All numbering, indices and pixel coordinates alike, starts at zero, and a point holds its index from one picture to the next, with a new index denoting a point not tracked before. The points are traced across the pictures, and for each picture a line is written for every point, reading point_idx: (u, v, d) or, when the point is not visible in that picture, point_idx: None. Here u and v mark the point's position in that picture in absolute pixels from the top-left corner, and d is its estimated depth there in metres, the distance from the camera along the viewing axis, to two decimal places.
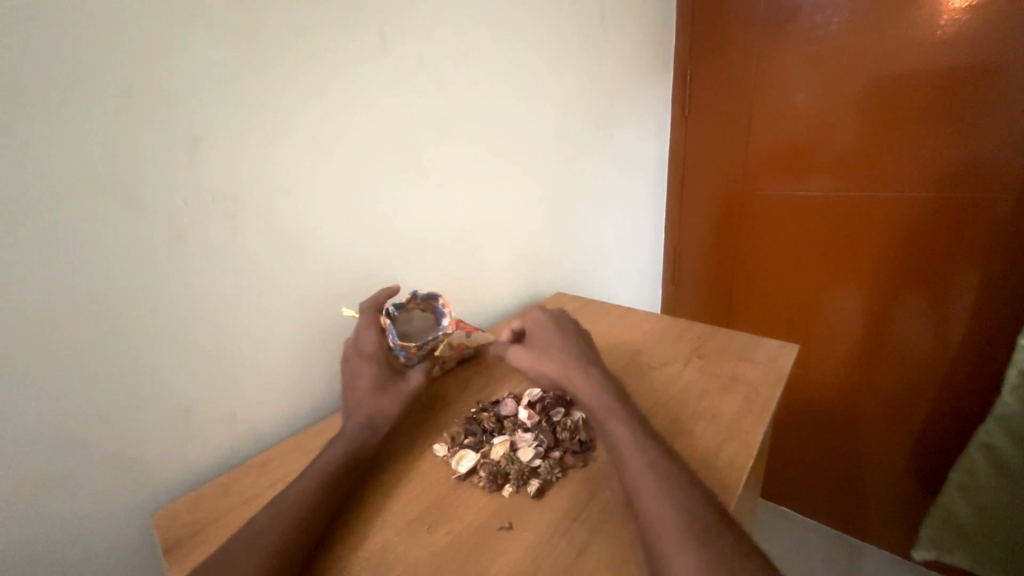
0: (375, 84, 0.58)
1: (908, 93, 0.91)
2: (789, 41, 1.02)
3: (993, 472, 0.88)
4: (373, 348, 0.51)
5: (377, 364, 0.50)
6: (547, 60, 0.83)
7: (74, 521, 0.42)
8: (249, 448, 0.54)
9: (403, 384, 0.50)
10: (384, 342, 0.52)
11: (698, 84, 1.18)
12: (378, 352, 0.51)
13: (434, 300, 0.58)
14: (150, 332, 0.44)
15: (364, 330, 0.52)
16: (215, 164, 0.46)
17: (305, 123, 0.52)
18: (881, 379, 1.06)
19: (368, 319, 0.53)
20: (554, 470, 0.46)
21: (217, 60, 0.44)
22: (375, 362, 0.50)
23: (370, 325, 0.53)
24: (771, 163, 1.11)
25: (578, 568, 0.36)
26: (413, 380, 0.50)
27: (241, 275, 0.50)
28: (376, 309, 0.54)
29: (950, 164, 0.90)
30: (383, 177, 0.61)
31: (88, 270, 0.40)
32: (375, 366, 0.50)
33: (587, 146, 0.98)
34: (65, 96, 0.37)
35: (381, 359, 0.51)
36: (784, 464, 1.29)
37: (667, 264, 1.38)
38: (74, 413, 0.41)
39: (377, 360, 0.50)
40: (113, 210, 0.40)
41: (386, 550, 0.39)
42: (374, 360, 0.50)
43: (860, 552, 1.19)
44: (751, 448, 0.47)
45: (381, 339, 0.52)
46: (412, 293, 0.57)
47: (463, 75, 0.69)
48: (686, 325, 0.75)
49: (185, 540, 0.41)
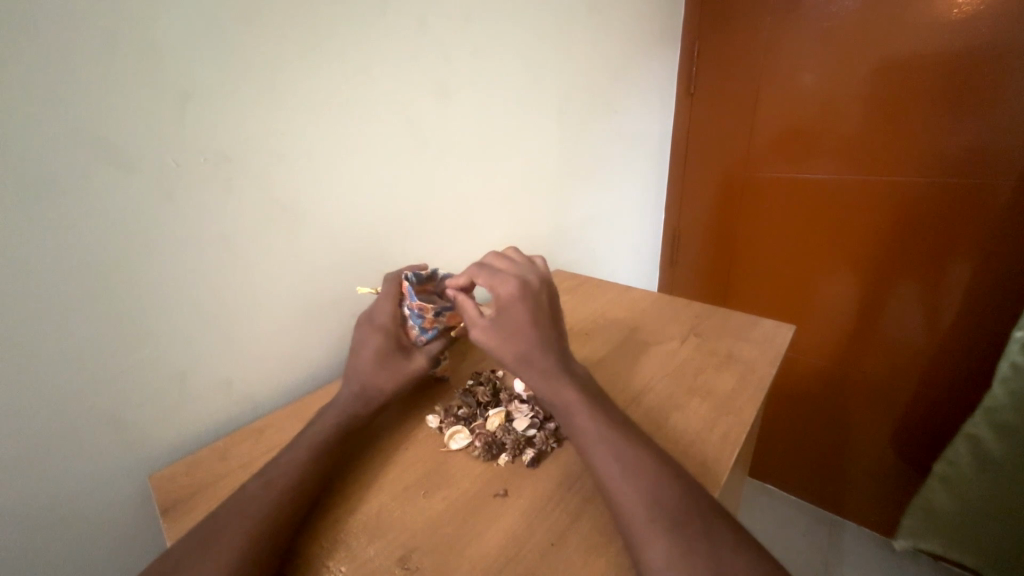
0: (371, 43, 0.55)
1: (920, 75, 0.89)
2: (802, 16, 0.99)
3: (976, 465, 0.90)
4: (385, 320, 0.50)
5: (386, 336, 0.49)
6: (551, 29, 0.81)
7: (68, 485, 0.42)
8: (247, 414, 0.54)
9: (404, 363, 0.48)
10: (398, 315, 0.51)
11: (706, 60, 1.15)
12: (388, 324, 0.50)
13: (453, 287, 0.55)
14: (141, 296, 0.43)
15: (382, 301, 0.51)
16: (206, 123, 0.44)
17: (297, 82, 0.50)
18: (870, 362, 1.08)
19: (388, 291, 0.52)
20: (549, 440, 0.46)
21: (205, 13, 0.42)
22: (384, 334, 0.49)
23: (389, 297, 0.52)
24: (775, 144, 1.09)
25: (571, 534, 0.37)
26: (415, 362, 0.49)
27: (236, 241, 0.49)
28: (397, 283, 0.53)
29: (956, 148, 0.88)
30: (378, 143, 0.59)
31: (77, 231, 0.39)
32: (383, 339, 0.49)
33: (588, 120, 0.96)
34: (46, 46, 0.35)
35: (391, 331, 0.49)
36: (772, 443, 1.32)
37: (667, 245, 1.38)
38: (65, 375, 0.40)
39: (387, 332, 0.49)
40: (101, 168, 0.39)
41: (383, 514, 0.40)
42: (382, 331, 0.49)
43: (839, 527, 1.23)
44: (743, 424, 0.48)
45: (396, 311, 0.51)
46: (432, 272, 0.55)
47: (464, 41, 0.66)
48: (684, 303, 0.75)
49: (184, 501, 0.41)
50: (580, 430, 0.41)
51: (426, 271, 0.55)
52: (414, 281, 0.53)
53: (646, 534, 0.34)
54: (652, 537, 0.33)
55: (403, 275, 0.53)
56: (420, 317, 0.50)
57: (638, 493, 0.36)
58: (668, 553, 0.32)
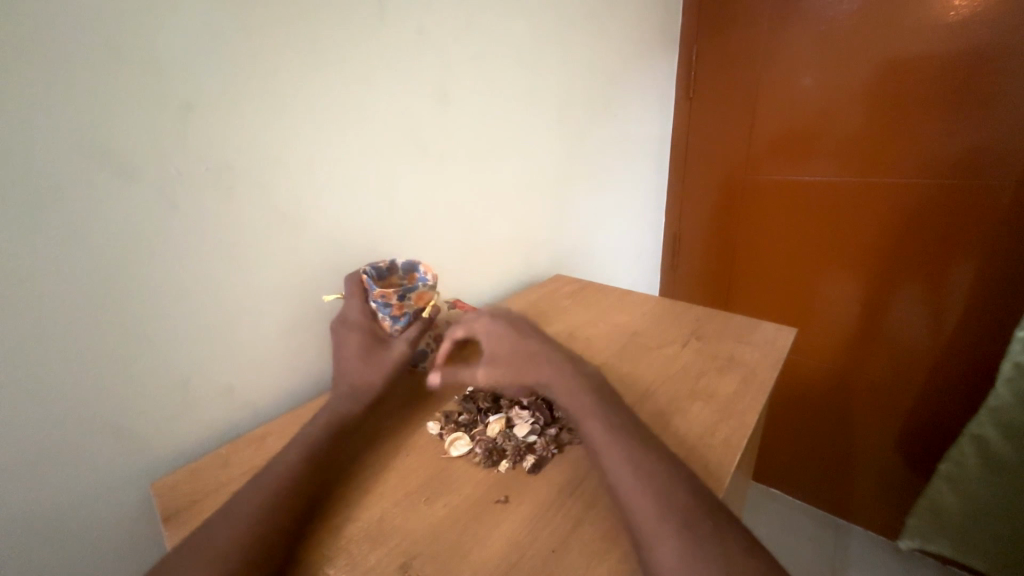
0: (371, 51, 0.56)
1: (917, 78, 0.89)
2: (799, 20, 1.00)
3: (982, 465, 0.89)
4: (356, 316, 0.51)
5: (361, 331, 0.50)
6: (550, 36, 0.81)
7: (70, 493, 0.42)
8: (249, 421, 0.54)
9: (385, 353, 0.49)
10: (367, 310, 0.51)
11: (704, 65, 1.16)
12: (362, 320, 0.50)
13: (415, 270, 0.56)
14: (144, 303, 0.43)
15: (348, 301, 0.51)
16: (208, 132, 0.45)
17: (299, 90, 0.50)
18: (873, 364, 1.08)
19: (352, 288, 0.52)
20: (550, 446, 0.46)
21: (208, 24, 0.43)
22: (360, 330, 0.50)
23: (354, 294, 0.51)
24: (775, 147, 1.09)
25: (572, 540, 0.37)
26: (395, 350, 0.49)
27: (238, 249, 0.49)
28: (358, 279, 0.53)
29: (955, 150, 0.88)
30: (379, 150, 0.60)
31: (81, 239, 0.39)
32: (360, 334, 0.50)
33: (588, 125, 0.97)
34: (50, 58, 0.35)
35: (366, 327, 0.50)
36: (776, 447, 1.31)
37: (667, 249, 1.38)
38: (68, 382, 0.40)
39: (362, 327, 0.50)
40: (104, 177, 0.39)
41: (384, 521, 0.39)
42: (357, 328, 0.50)
43: (844, 531, 1.22)
44: (745, 428, 0.48)
45: (364, 306, 0.51)
46: (392, 262, 0.55)
47: (464, 49, 0.67)
48: (685, 306, 0.75)
49: (185, 509, 0.41)
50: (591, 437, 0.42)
51: (385, 262, 0.56)
52: (373, 274, 0.54)
53: (647, 539, 0.33)
54: (653, 543, 0.33)
55: (360, 270, 0.53)
56: (386, 306, 0.50)
57: (639, 500, 0.36)
58: (669, 558, 0.32)
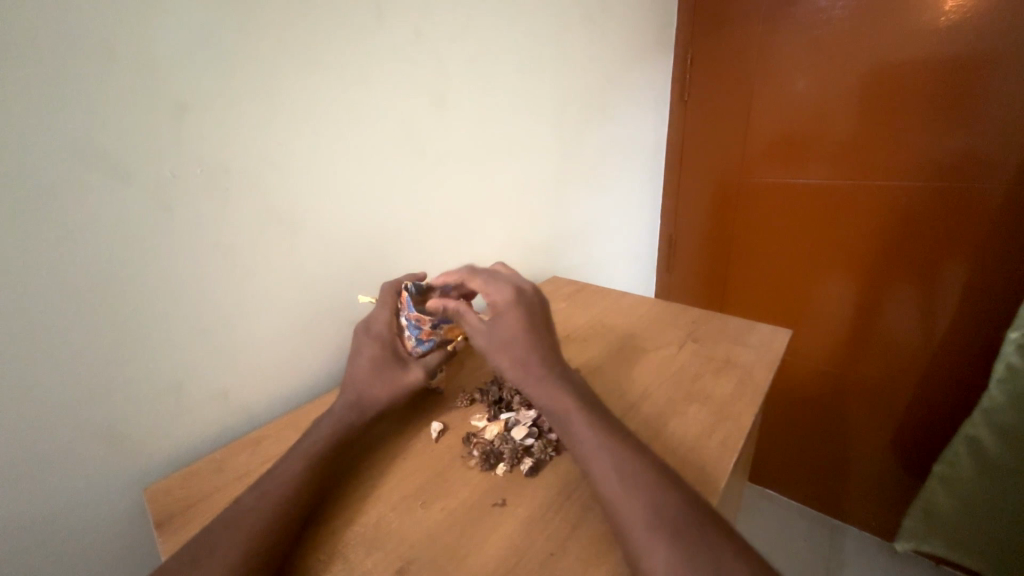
0: (368, 54, 0.56)
1: (909, 81, 0.90)
2: (793, 24, 1.01)
3: (976, 466, 0.90)
4: (382, 329, 0.51)
5: (381, 346, 0.49)
6: (546, 39, 0.82)
7: (61, 500, 0.41)
8: (243, 425, 0.54)
9: (400, 374, 0.48)
10: (394, 324, 0.51)
11: (698, 68, 1.17)
12: (385, 334, 0.50)
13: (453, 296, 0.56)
14: (137, 307, 0.43)
15: (380, 309, 0.52)
16: (203, 135, 0.44)
17: (298, 94, 0.51)
18: (867, 365, 1.08)
19: (386, 299, 0.53)
20: (547, 449, 0.46)
21: (203, 26, 0.43)
22: (380, 344, 0.49)
23: (386, 306, 0.52)
24: (770, 150, 1.10)
25: (571, 544, 0.37)
26: (411, 374, 0.49)
27: (232, 252, 0.49)
28: (395, 291, 0.54)
29: (946, 152, 0.89)
30: (375, 152, 0.59)
31: (74, 243, 0.38)
32: (379, 349, 0.49)
33: (584, 128, 0.97)
34: (44, 61, 0.35)
35: (389, 341, 0.50)
36: (771, 449, 1.31)
37: (663, 252, 1.38)
38: (59, 387, 0.40)
39: (383, 342, 0.50)
40: (98, 180, 0.39)
41: (381, 525, 0.39)
42: (379, 341, 0.50)
43: (840, 531, 1.22)
44: (742, 429, 0.48)
45: (393, 320, 0.51)
46: (432, 284, 0.55)
47: (461, 51, 0.67)
48: (681, 308, 0.75)
49: (179, 515, 0.41)
50: (579, 439, 0.41)
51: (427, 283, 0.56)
52: (413, 292, 0.54)
53: (641, 546, 0.33)
54: (648, 547, 0.33)
55: (402, 285, 0.54)
56: (417, 328, 0.51)
57: (629, 504, 0.36)
58: (667, 562, 0.32)
